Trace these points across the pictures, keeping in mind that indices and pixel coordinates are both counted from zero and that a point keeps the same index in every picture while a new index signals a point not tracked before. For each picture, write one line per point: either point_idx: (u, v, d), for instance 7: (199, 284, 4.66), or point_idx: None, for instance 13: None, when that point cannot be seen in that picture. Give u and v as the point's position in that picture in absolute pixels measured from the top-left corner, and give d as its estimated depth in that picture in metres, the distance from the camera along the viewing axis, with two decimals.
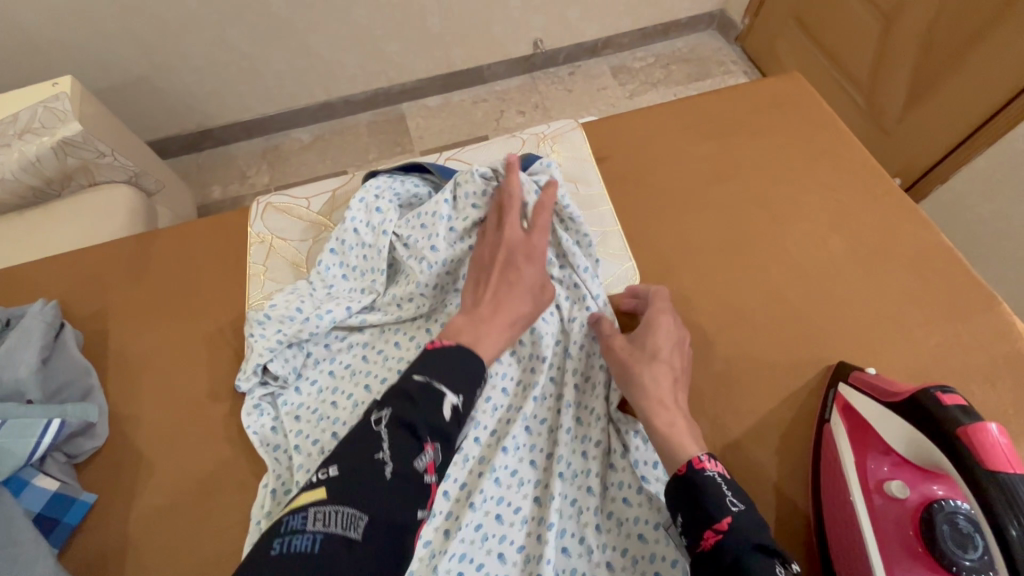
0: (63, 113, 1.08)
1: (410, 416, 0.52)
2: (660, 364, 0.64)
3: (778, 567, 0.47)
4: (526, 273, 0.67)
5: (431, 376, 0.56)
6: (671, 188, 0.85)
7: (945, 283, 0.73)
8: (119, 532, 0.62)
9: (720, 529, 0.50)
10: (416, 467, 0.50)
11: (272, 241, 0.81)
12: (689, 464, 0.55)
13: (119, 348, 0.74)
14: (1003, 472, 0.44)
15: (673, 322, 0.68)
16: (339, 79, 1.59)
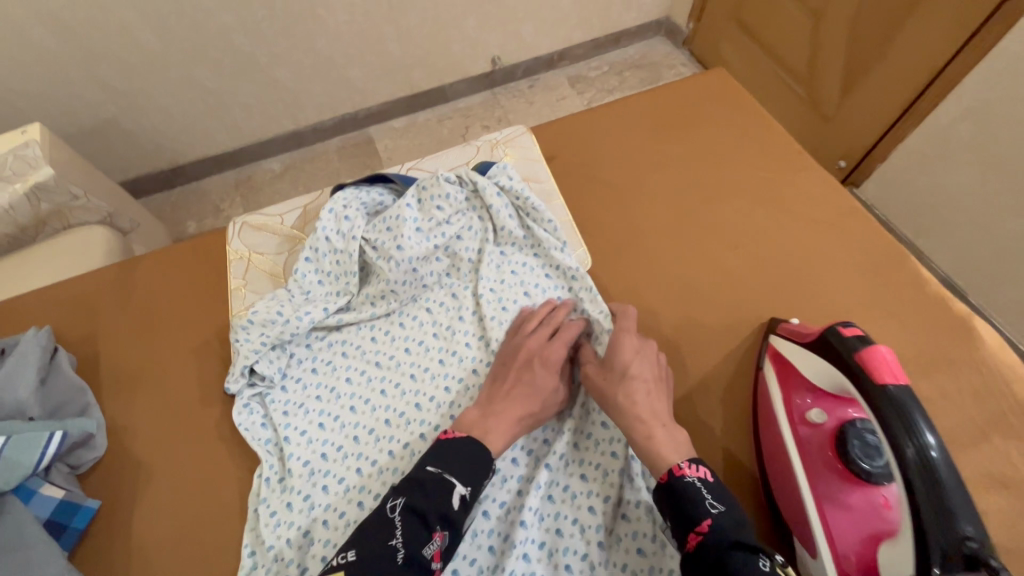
0: (34, 160, 1.12)
1: (426, 505, 0.58)
2: (633, 380, 0.66)
3: (760, 561, 0.49)
4: (541, 375, 0.69)
5: (442, 466, 0.60)
6: (614, 179, 0.93)
7: (860, 241, 0.83)
8: (124, 533, 0.66)
9: (701, 531, 0.53)
10: (425, 553, 0.56)
11: (249, 257, 0.86)
12: (671, 472, 0.58)
13: (109, 367, 0.79)
14: (900, 399, 0.51)
15: (639, 341, 0.70)
16: (306, 108, 1.66)
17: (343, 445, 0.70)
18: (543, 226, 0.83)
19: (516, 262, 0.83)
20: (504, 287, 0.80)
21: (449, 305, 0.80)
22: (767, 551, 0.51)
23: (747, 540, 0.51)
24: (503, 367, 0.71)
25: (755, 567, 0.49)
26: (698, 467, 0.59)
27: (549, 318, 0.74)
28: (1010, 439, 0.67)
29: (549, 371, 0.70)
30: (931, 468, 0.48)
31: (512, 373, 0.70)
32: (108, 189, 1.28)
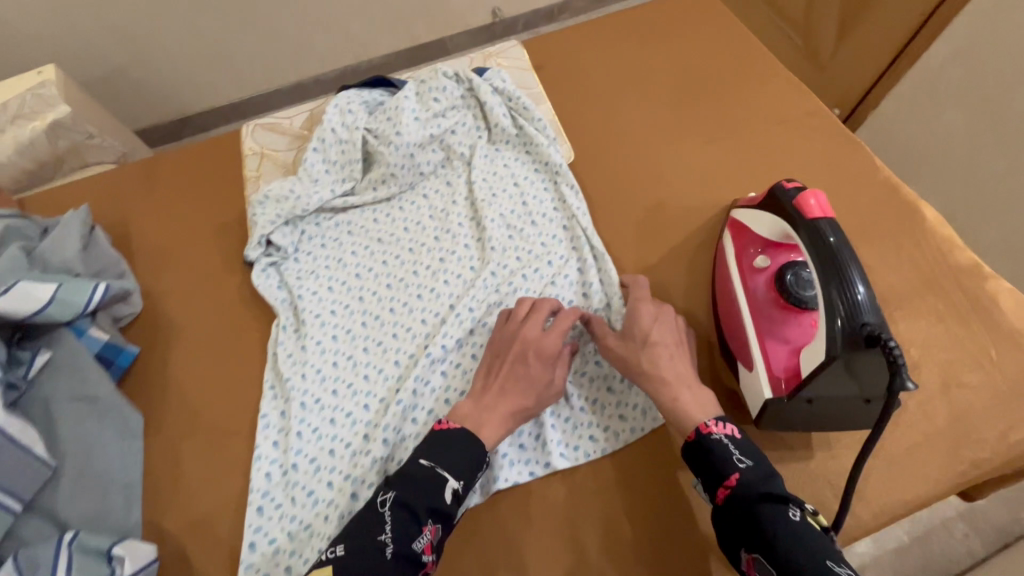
0: (52, 99, 1.19)
1: (415, 499, 0.58)
2: (656, 345, 0.66)
3: (789, 511, 0.52)
4: (535, 368, 0.66)
5: (436, 461, 0.60)
6: (597, 88, 0.99)
7: (822, 137, 0.89)
8: (161, 374, 0.76)
9: (729, 485, 0.56)
10: (414, 548, 0.56)
11: (263, 152, 0.95)
12: (698, 430, 0.60)
13: (139, 249, 0.88)
14: (834, 255, 0.57)
15: (655, 307, 0.71)
16: (310, 60, 1.72)
17: (351, 304, 0.80)
18: (534, 124, 0.90)
19: (508, 158, 0.90)
20: (496, 179, 0.88)
21: (445, 193, 0.88)
22: (796, 500, 0.54)
23: (775, 491, 0.54)
24: (497, 359, 0.68)
25: (783, 518, 0.52)
26: (726, 424, 0.61)
27: (545, 308, 0.70)
28: (939, 297, 0.75)
29: (547, 368, 0.67)
30: (854, 311, 0.54)
31: (506, 366, 0.67)
32: (119, 130, 1.36)
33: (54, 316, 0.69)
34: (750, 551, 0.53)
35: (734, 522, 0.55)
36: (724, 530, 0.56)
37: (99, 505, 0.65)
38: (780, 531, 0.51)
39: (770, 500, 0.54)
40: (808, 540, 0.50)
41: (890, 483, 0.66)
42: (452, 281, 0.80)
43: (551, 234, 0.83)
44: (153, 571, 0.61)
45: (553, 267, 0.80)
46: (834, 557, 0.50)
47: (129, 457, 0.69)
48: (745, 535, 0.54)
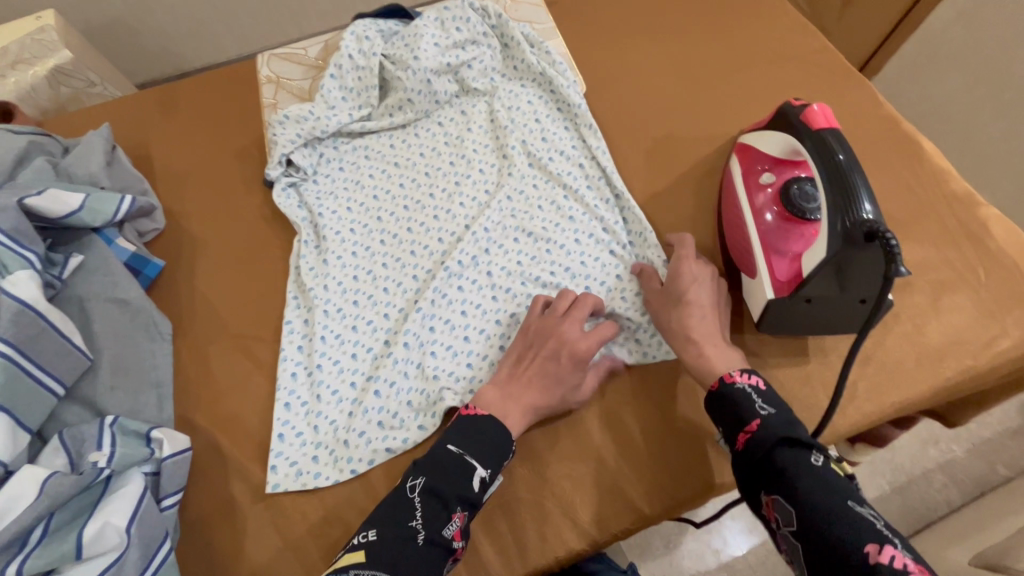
0: (53, 43, 1.18)
1: (443, 486, 0.58)
2: (690, 304, 0.67)
3: (812, 457, 0.51)
4: (567, 368, 0.66)
5: (465, 449, 0.60)
6: (608, 25, 1.00)
7: (826, 72, 0.92)
8: (187, 287, 0.79)
9: (749, 430, 0.55)
10: (445, 535, 0.56)
11: (279, 81, 0.96)
12: (721, 379, 0.60)
13: (158, 176, 0.89)
14: (841, 170, 0.60)
15: (699, 267, 0.70)
16: (310, 16, 1.64)
17: (370, 223, 0.82)
18: (555, 66, 0.90)
19: (529, 94, 0.90)
20: (515, 111, 0.88)
21: (462, 122, 0.90)
22: (820, 447, 0.52)
23: (798, 437, 0.53)
24: (527, 356, 0.67)
25: (804, 463, 0.51)
26: (751, 376, 0.60)
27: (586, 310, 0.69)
28: (932, 221, 0.79)
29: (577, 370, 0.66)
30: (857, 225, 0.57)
31: (537, 365, 0.66)
32: (117, 79, 1.35)
33: (84, 222, 0.72)
34: (769, 494, 0.52)
35: (754, 467, 0.54)
36: (744, 476, 0.55)
37: (134, 399, 0.68)
38: (801, 474, 0.50)
39: (790, 446, 0.52)
40: (831, 484, 0.49)
41: (882, 387, 0.71)
42: (469, 205, 0.83)
43: (569, 169, 0.84)
44: (187, 459, 0.65)
45: (571, 199, 0.82)
46: (858, 500, 0.48)
47: (160, 359, 0.72)
48: (764, 479, 0.53)
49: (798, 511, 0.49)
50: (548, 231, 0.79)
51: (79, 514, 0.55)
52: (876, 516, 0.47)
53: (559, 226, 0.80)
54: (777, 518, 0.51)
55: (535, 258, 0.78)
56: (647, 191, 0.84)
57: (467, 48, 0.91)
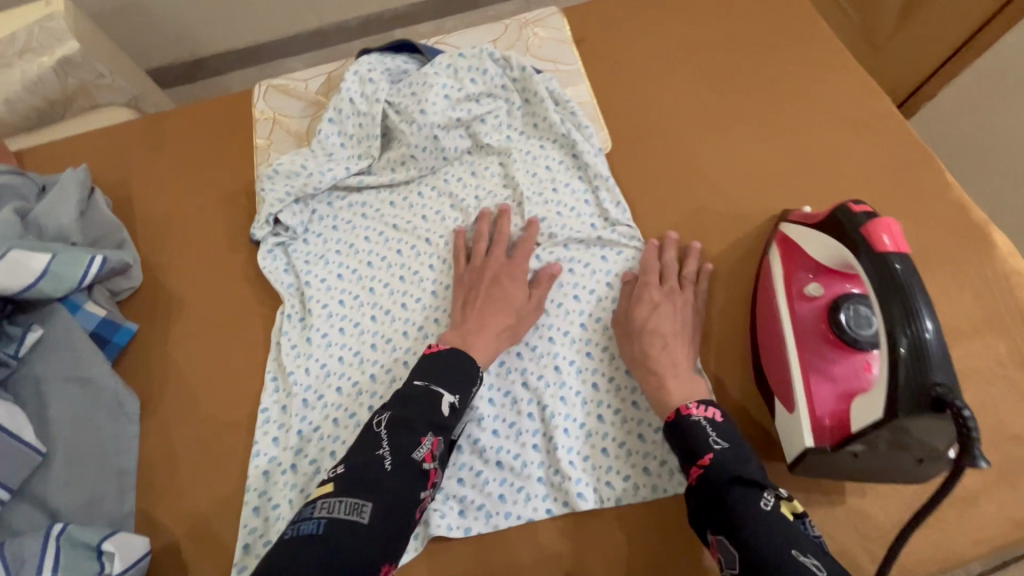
0: (59, 33, 1.01)
1: (410, 419, 0.57)
2: (653, 336, 0.66)
3: (757, 497, 0.51)
4: (509, 288, 0.71)
5: (430, 379, 0.60)
6: (642, 70, 0.90)
7: (889, 143, 0.80)
8: (161, 353, 0.73)
9: (702, 465, 0.55)
10: (414, 457, 0.55)
11: (275, 118, 0.88)
12: (676, 412, 0.59)
13: (142, 219, 0.83)
14: (909, 317, 0.49)
15: (665, 295, 0.69)
16: (326, 4, 1.44)
17: (361, 295, 0.75)
18: (581, 129, 0.82)
19: (548, 157, 0.82)
20: (530, 177, 0.81)
21: (471, 184, 0.82)
22: (770, 487, 0.53)
23: (744, 474, 0.53)
24: (475, 284, 0.72)
25: (750, 504, 0.51)
26: (707, 407, 0.59)
27: (504, 233, 0.75)
28: (1000, 338, 0.69)
29: (521, 289, 0.71)
30: (922, 393, 0.47)
31: (486, 288, 0.71)
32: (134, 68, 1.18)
33: (45, 292, 0.65)
34: (717, 535, 0.51)
35: (704, 505, 0.53)
36: (697, 512, 0.54)
37: (92, 489, 0.62)
38: (745, 517, 0.50)
39: (739, 484, 0.52)
40: (777, 529, 0.49)
41: (929, 536, 0.61)
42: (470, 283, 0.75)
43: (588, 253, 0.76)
44: (144, 567, 0.59)
45: (586, 288, 0.74)
46: (802, 548, 0.48)
47: (123, 443, 0.66)
48: (712, 518, 0.52)
49: (744, 553, 0.49)
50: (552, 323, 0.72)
51: None
52: (820, 563, 0.47)
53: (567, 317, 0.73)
54: (723, 559, 0.51)
55: (538, 352, 0.71)
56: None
57: (483, 98, 0.82)
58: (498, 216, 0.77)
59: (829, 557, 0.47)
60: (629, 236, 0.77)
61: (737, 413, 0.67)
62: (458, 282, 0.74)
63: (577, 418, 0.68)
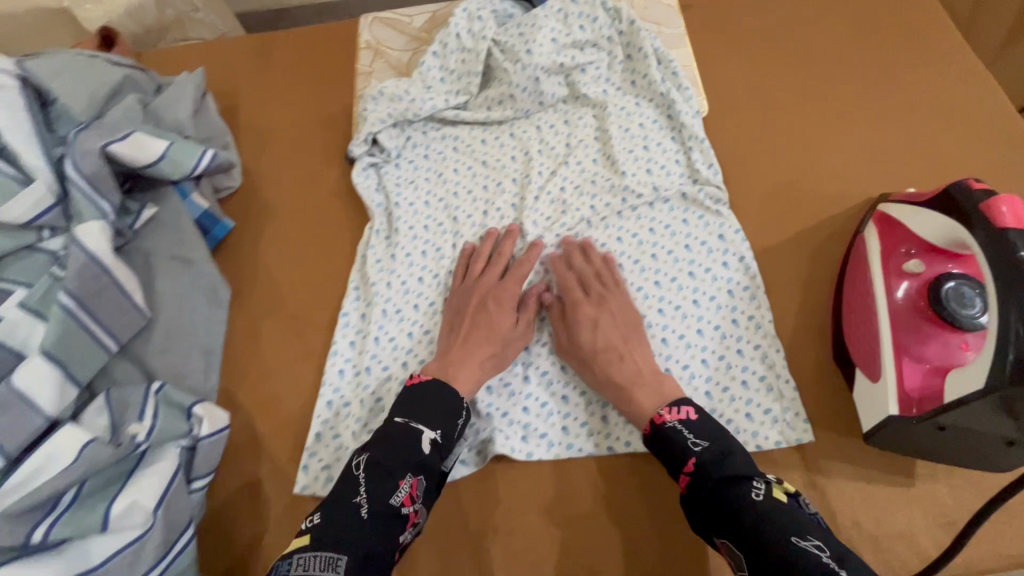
0: None
1: (388, 462, 0.54)
2: (603, 354, 0.65)
3: (749, 490, 0.50)
4: (500, 315, 0.67)
5: (409, 417, 0.58)
6: (746, 43, 0.88)
7: (1005, 139, 0.76)
8: (253, 253, 0.76)
9: (688, 470, 0.54)
10: (392, 503, 0.52)
11: (378, 49, 0.90)
12: (652, 423, 0.58)
13: (244, 131, 0.86)
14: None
15: (598, 305, 0.68)
16: None
17: (444, 224, 0.77)
18: (681, 90, 0.82)
19: (642, 115, 0.82)
20: (622, 132, 0.81)
21: (562, 132, 0.82)
22: (760, 475, 0.52)
23: (731, 470, 0.52)
24: (461, 309, 0.68)
25: (742, 496, 0.50)
26: (682, 408, 0.58)
27: (504, 253, 0.71)
28: None
29: (507, 314, 0.67)
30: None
31: (469, 317, 0.67)
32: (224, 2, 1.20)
33: (163, 173, 0.69)
34: (720, 537, 0.50)
35: (700, 509, 0.53)
36: (695, 517, 0.53)
37: (183, 362, 0.66)
38: (739, 512, 0.49)
39: (727, 480, 0.52)
40: (772, 518, 0.48)
41: (1007, 535, 0.59)
42: (550, 224, 0.76)
43: (672, 212, 0.76)
44: (225, 439, 0.62)
45: (666, 246, 0.74)
46: (803, 531, 0.47)
47: (213, 326, 0.69)
48: (711, 522, 0.51)
49: (744, 552, 0.48)
50: (627, 271, 0.73)
51: (112, 481, 0.54)
52: (822, 544, 0.46)
53: (644, 270, 0.73)
54: (732, 561, 0.50)
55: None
56: (754, 247, 0.74)
57: (587, 48, 0.83)
58: (503, 237, 0.73)
59: (833, 539, 0.47)
60: (716, 200, 0.76)
61: (812, 386, 0.66)
62: (450, 305, 0.70)
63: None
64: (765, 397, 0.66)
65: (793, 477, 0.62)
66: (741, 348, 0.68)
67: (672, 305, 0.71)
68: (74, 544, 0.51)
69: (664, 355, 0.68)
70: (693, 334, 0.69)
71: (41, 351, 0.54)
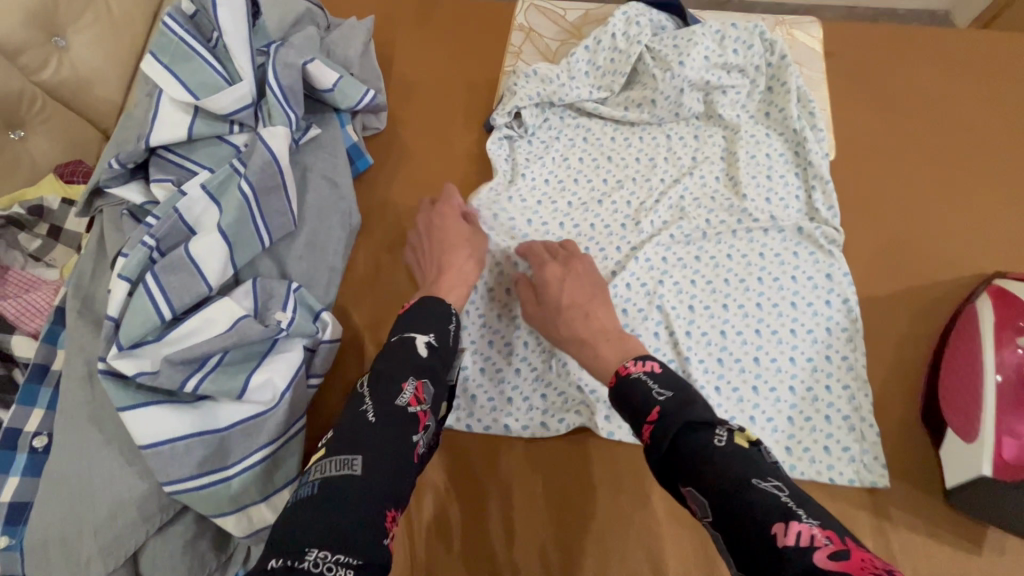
0: None
1: (387, 370, 0.53)
2: (568, 312, 0.68)
3: (713, 435, 0.49)
4: (452, 224, 0.74)
5: (403, 329, 0.58)
6: (888, 100, 0.89)
7: None
8: (384, 191, 0.82)
9: (651, 419, 0.53)
10: (397, 403, 0.51)
11: (530, 32, 0.95)
12: (617, 375, 0.59)
13: (394, 79, 0.92)
14: None
15: (563, 266, 0.72)
16: None
17: (563, 206, 0.81)
18: (814, 130, 0.84)
19: (771, 146, 0.85)
20: (749, 158, 0.84)
21: (690, 145, 0.86)
22: (721, 422, 0.50)
23: (694, 415, 0.51)
24: (422, 241, 0.75)
25: (705, 444, 0.49)
26: (646, 361, 0.59)
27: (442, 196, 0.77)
28: None
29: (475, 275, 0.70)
30: None
31: (428, 240, 0.74)
32: None
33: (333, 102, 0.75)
34: (686, 485, 0.48)
35: (665, 460, 0.51)
36: (660, 468, 0.51)
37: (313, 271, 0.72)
38: (702, 459, 0.48)
39: (692, 429, 0.50)
40: (733, 463, 0.46)
41: None
42: (663, 228, 0.79)
43: (784, 242, 0.78)
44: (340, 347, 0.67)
45: (772, 272, 0.77)
46: (764, 475, 0.46)
47: (342, 248, 0.75)
48: (677, 472, 0.49)
49: (710, 500, 0.46)
50: (730, 287, 0.76)
51: (249, 357, 0.59)
52: (782, 485, 0.45)
53: (747, 290, 0.76)
54: (698, 509, 0.48)
55: (708, 309, 0.75)
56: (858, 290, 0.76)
57: (733, 72, 0.86)
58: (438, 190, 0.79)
59: (792, 482, 0.46)
60: (830, 241, 0.78)
61: (893, 437, 0.68)
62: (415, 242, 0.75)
63: (731, 380, 0.71)
64: (846, 435, 0.68)
65: (861, 518, 0.64)
66: (831, 384, 0.70)
67: (768, 329, 0.73)
68: (209, 403, 0.57)
69: (751, 373, 0.71)
70: (784, 360, 0.72)
71: (218, 228, 0.61)
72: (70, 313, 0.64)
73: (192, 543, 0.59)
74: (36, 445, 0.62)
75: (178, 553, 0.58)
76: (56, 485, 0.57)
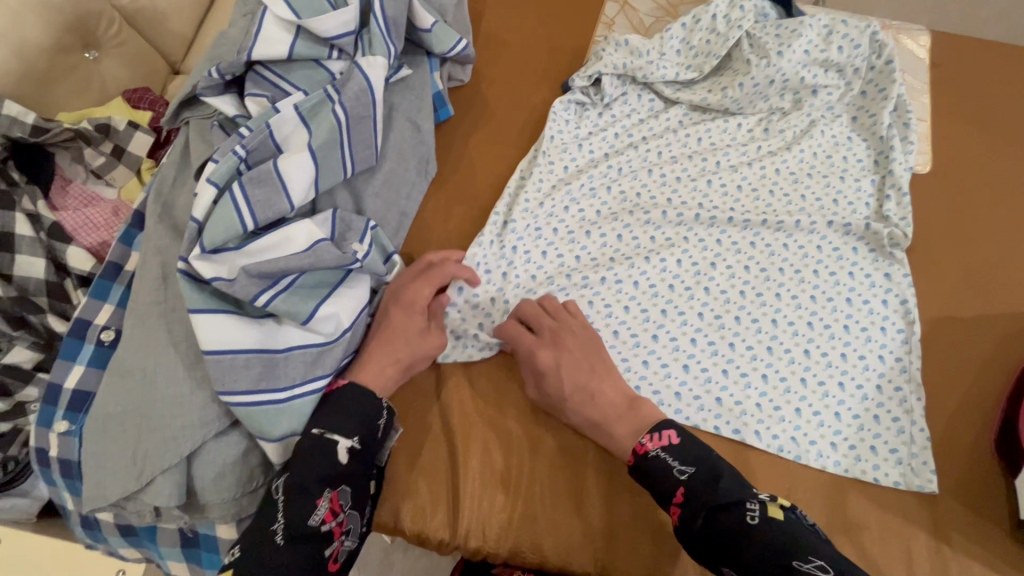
0: None
1: (304, 481, 0.53)
2: (572, 397, 0.63)
3: (745, 516, 0.51)
4: (412, 320, 0.64)
5: (324, 427, 0.56)
6: (995, 119, 0.85)
7: None
8: (460, 144, 0.82)
9: (678, 501, 0.55)
10: (312, 523, 0.52)
11: (625, 4, 0.94)
12: (635, 454, 0.59)
13: (484, 34, 0.91)
14: None
15: (552, 346, 0.66)
16: None
17: (616, 180, 0.79)
18: (905, 141, 0.81)
19: (851, 149, 0.82)
20: (820, 155, 0.81)
21: (756, 136, 0.83)
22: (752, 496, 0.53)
23: (722, 497, 0.53)
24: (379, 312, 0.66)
25: (740, 522, 0.51)
26: (664, 431, 0.59)
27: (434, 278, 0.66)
28: None
29: (420, 312, 0.64)
30: None
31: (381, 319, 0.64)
32: None
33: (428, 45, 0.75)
34: (724, 565, 0.51)
35: (698, 538, 0.53)
36: (694, 547, 0.54)
37: (385, 211, 0.71)
38: (740, 543, 0.50)
39: (722, 508, 0.53)
40: (771, 544, 0.49)
41: None
42: (720, 210, 0.77)
43: (846, 238, 0.76)
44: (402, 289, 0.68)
45: (828, 266, 0.74)
46: (805, 555, 0.48)
47: (414, 193, 0.74)
48: (714, 552, 0.52)
49: None
50: (785, 275, 0.74)
51: (321, 282, 0.60)
52: (824, 564, 0.48)
53: (801, 281, 0.73)
54: None
55: (760, 296, 0.73)
56: (920, 302, 0.73)
57: (832, 71, 0.83)
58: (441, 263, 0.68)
59: (833, 559, 0.48)
60: (895, 243, 0.75)
61: (964, 460, 0.65)
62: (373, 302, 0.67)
63: (779, 370, 0.69)
64: (894, 436, 0.66)
65: (917, 538, 0.62)
66: (881, 384, 0.68)
67: (821, 321, 0.71)
68: (273, 323, 0.58)
69: (800, 365, 0.69)
70: (835, 355, 0.69)
71: (307, 146, 0.61)
72: (150, 217, 0.64)
73: (242, 456, 0.59)
74: (103, 339, 0.62)
75: (228, 464, 0.58)
76: (122, 380, 0.58)
